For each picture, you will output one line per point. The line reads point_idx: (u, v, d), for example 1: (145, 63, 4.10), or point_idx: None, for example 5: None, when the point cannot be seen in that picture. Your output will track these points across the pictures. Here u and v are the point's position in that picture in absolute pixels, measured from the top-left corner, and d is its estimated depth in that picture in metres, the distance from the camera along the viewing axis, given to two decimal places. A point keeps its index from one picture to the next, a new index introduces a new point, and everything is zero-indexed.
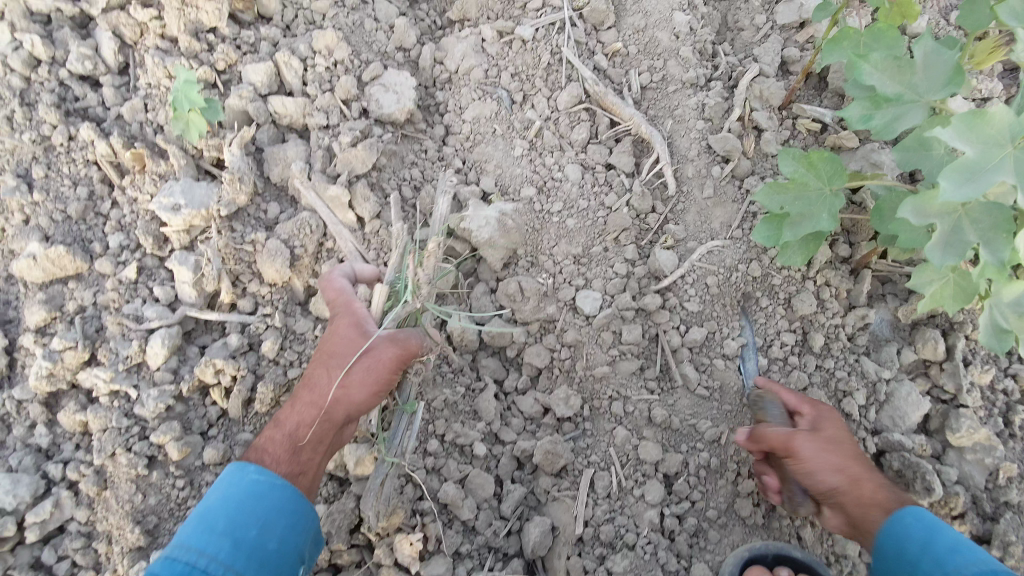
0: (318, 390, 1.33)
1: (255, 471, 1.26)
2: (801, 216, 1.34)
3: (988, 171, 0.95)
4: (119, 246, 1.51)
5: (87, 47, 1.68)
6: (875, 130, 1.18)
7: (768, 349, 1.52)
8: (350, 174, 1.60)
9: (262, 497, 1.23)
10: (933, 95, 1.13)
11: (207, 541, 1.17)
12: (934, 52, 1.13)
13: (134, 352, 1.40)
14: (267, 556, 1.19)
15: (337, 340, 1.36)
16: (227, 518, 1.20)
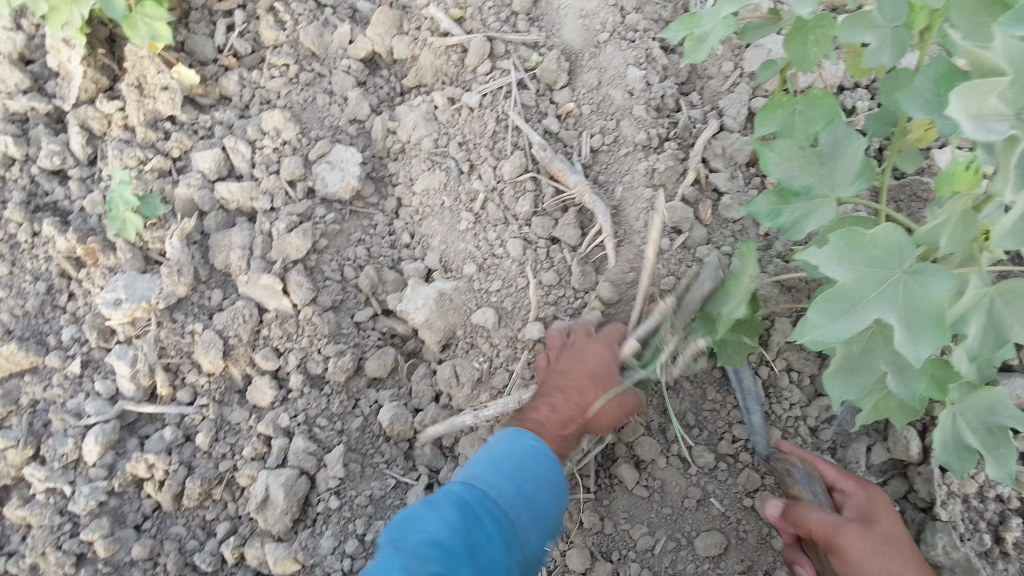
0: (583, 400, 1.28)
1: (533, 438, 1.23)
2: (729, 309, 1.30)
3: (868, 302, 0.81)
4: (70, 339, 1.58)
5: (56, 142, 1.77)
6: (784, 226, 1.05)
7: (716, 445, 1.40)
8: (285, 260, 1.60)
9: (539, 462, 1.20)
10: (843, 191, 1.00)
11: (494, 480, 1.17)
12: (846, 139, 0.99)
13: (70, 449, 1.46)
14: (536, 514, 1.17)
15: (596, 358, 1.35)
16: (513, 466, 1.19)
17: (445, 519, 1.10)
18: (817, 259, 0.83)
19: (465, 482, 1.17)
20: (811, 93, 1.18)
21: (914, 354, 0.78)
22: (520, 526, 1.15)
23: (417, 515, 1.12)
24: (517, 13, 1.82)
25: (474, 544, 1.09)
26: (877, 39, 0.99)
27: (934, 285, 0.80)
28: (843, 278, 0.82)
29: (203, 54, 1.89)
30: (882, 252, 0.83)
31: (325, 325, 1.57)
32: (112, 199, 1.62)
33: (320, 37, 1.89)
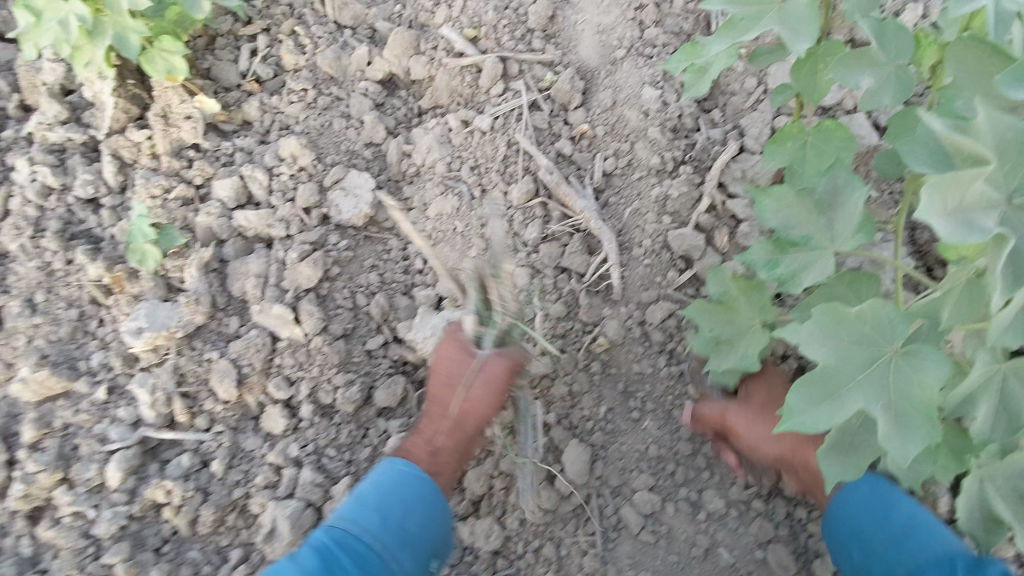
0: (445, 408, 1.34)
1: (404, 464, 1.30)
2: (730, 345, 1.19)
3: (853, 386, 0.88)
4: (99, 365, 1.64)
5: (90, 172, 1.83)
6: (781, 278, 1.00)
7: (728, 491, 1.38)
8: (298, 289, 1.62)
9: (409, 485, 1.28)
10: (841, 245, 0.95)
11: (360, 514, 1.24)
12: (846, 187, 0.95)
13: (94, 475, 1.53)
14: (412, 538, 1.23)
15: (448, 359, 1.37)
16: (378, 499, 1.26)
17: (303, 567, 1.16)
18: (799, 336, 0.88)
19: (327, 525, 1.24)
20: (824, 125, 1.13)
21: (902, 449, 0.85)
22: (389, 552, 1.22)
23: (279, 568, 1.18)
24: (533, 30, 1.77)
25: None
26: (877, 80, 1.04)
27: (924, 369, 0.86)
28: (825, 358, 0.88)
29: (226, 80, 1.90)
30: (871, 327, 0.90)
31: (335, 354, 1.59)
32: (132, 232, 1.69)
33: (338, 60, 1.88)
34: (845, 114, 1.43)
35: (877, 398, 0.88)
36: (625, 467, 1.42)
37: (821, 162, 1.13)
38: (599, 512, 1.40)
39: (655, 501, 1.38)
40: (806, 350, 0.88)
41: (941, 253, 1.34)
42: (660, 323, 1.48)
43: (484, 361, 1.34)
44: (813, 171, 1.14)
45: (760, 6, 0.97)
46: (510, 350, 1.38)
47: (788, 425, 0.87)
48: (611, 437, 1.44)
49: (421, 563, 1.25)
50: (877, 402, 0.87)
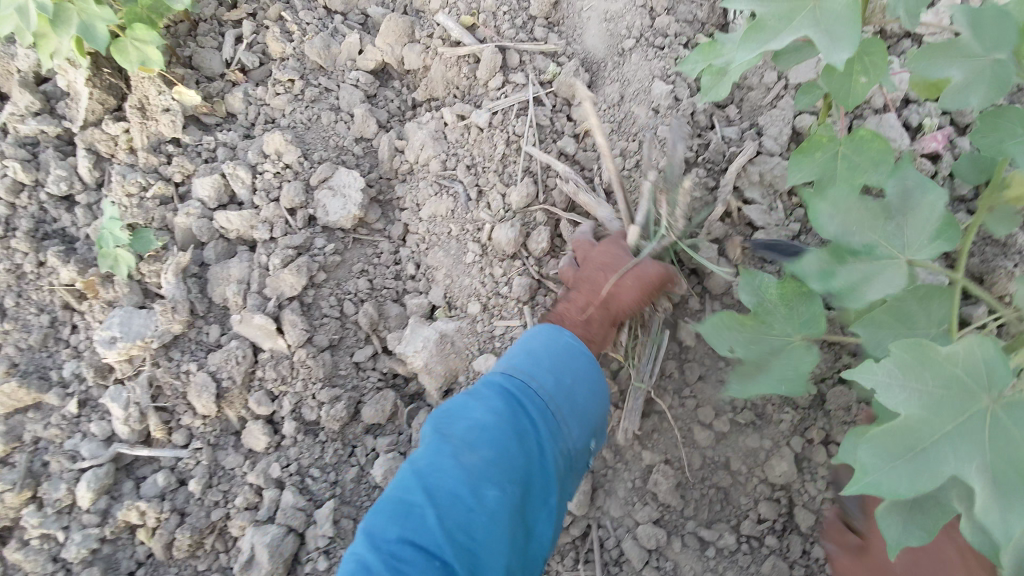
0: (595, 284, 1.29)
1: (569, 336, 1.24)
2: (756, 364, 1.01)
3: (939, 441, 0.70)
4: (71, 375, 1.55)
5: (64, 167, 1.70)
6: (838, 291, 0.87)
7: (739, 525, 1.26)
8: (280, 297, 1.52)
9: (574, 359, 1.21)
10: (916, 254, 0.86)
11: (536, 371, 1.18)
12: (916, 189, 0.87)
13: (64, 495, 1.45)
14: (576, 409, 1.17)
15: (605, 252, 1.34)
16: (552, 359, 1.20)
17: (492, 407, 1.12)
18: (875, 380, 0.72)
19: (507, 373, 1.18)
20: (859, 134, 1.02)
21: (1005, 530, 0.65)
22: (561, 416, 1.15)
23: (463, 404, 1.14)
24: (534, 17, 1.65)
25: (522, 431, 1.11)
26: (966, 74, 0.89)
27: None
28: (908, 409, 0.71)
29: (209, 69, 1.79)
30: (964, 368, 0.72)
31: (319, 367, 1.49)
32: (102, 236, 1.58)
33: (327, 48, 1.76)
34: (874, 113, 1.34)
35: (970, 459, 0.69)
36: (626, 498, 1.31)
37: (854, 175, 1.01)
38: (600, 543, 1.31)
39: (660, 537, 1.27)
40: (883, 397, 0.72)
41: (979, 268, 1.23)
42: (670, 337, 1.35)
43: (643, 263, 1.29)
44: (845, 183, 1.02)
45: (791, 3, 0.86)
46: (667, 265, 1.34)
47: (857, 487, 0.71)
48: (614, 463, 1.33)
49: (585, 437, 1.18)
50: (969, 464, 0.69)
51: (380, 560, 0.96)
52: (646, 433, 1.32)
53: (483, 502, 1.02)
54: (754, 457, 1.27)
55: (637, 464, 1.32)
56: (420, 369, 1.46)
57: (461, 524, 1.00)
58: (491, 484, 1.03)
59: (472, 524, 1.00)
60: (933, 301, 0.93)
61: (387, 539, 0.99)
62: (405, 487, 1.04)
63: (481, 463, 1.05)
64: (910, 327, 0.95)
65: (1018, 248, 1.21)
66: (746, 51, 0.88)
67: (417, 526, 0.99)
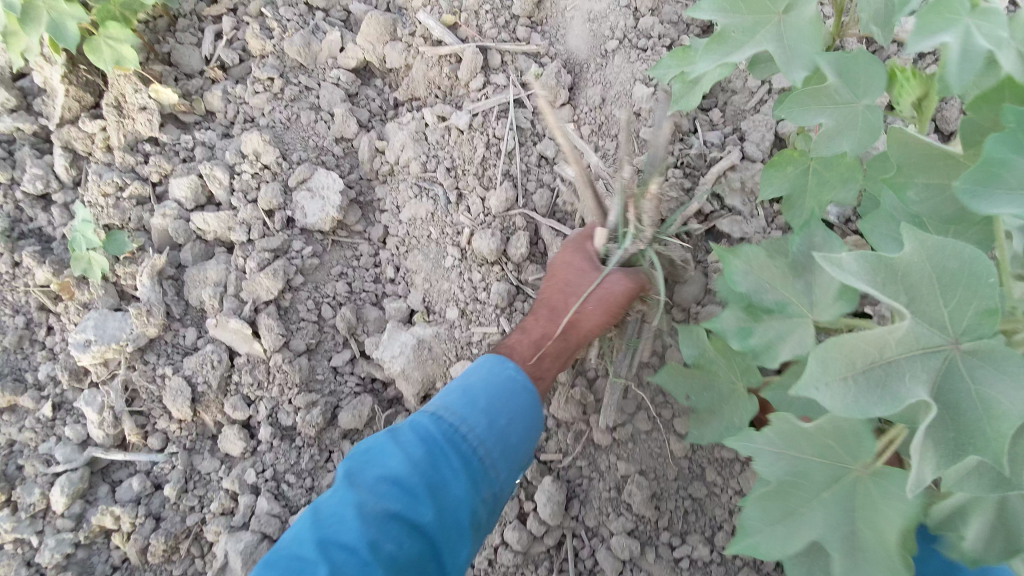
0: (554, 313, 1.29)
1: (513, 370, 1.21)
2: (711, 413, 1.08)
3: (814, 505, 0.76)
4: (46, 377, 1.54)
5: (39, 165, 1.67)
6: (755, 349, 0.85)
7: (712, 537, 1.27)
8: (256, 301, 1.50)
9: (516, 396, 1.19)
10: (823, 315, 0.80)
11: (468, 413, 1.14)
12: (824, 246, 0.84)
13: (38, 499, 1.43)
14: (505, 450, 1.14)
15: (569, 266, 1.32)
16: (488, 398, 1.16)
17: (409, 455, 1.07)
18: (753, 449, 0.79)
19: (434, 414, 1.13)
20: (827, 152, 1.07)
21: None
22: (489, 459, 1.12)
23: (382, 447, 1.10)
24: (517, 17, 1.62)
25: (437, 482, 1.06)
26: (834, 121, 0.91)
27: (891, 501, 0.72)
28: (779, 477, 0.77)
29: (188, 66, 1.76)
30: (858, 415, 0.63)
31: (296, 372, 1.47)
32: (74, 239, 1.55)
33: (308, 46, 1.71)
34: None
35: None
36: (601, 508, 1.32)
37: (822, 192, 1.09)
38: (575, 553, 1.32)
39: (634, 547, 1.27)
40: (759, 466, 0.78)
41: None
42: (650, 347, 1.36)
43: (608, 280, 1.27)
44: (815, 200, 1.11)
45: (755, 15, 0.87)
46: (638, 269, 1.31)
47: (740, 547, 0.77)
48: (591, 473, 1.34)
49: (514, 477, 1.16)
50: (834, 532, 0.75)
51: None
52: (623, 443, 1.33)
53: (380, 555, 0.98)
54: (728, 467, 1.28)
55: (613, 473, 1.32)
56: (398, 374, 1.45)
57: None
58: (391, 538, 1.00)
59: None
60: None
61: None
62: (301, 538, 1.01)
63: (383, 515, 1.01)
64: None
65: None
66: (706, 60, 0.90)
67: None
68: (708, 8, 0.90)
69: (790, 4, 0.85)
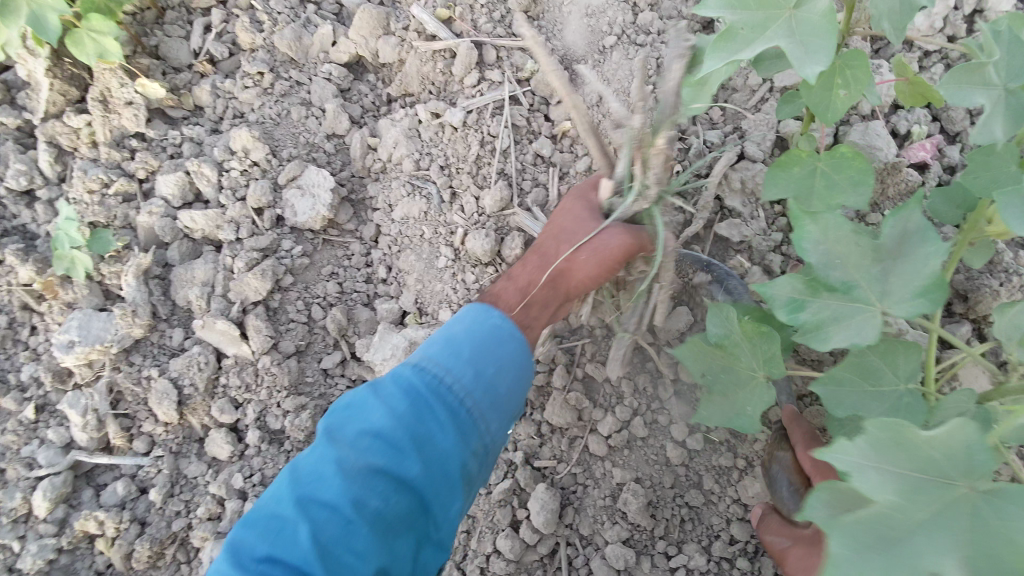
0: (547, 259, 1.23)
1: (498, 318, 1.14)
2: (724, 395, 1.05)
3: (915, 529, 0.62)
4: (29, 378, 1.50)
5: (23, 161, 1.63)
6: (805, 326, 0.88)
7: (709, 546, 1.26)
8: (244, 302, 1.47)
9: (505, 343, 1.12)
10: (895, 308, 0.83)
11: (453, 363, 1.07)
12: (916, 235, 0.81)
13: (19, 504, 1.40)
14: (497, 400, 1.09)
15: (569, 215, 1.26)
16: (473, 349, 1.10)
17: (392, 409, 1.01)
18: (849, 461, 0.65)
19: (417, 365, 1.07)
20: (838, 151, 1.01)
21: None
22: (478, 411, 1.06)
23: (362, 401, 1.03)
24: (513, 11, 1.58)
25: (422, 436, 1.00)
26: (989, 105, 0.88)
27: (1014, 523, 0.62)
28: (885, 494, 0.63)
29: (176, 59, 1.72)
30: (931, 450, 0.65)
31: (285, 375, 1.44)
32: (57, 237, 1.52)
33: (298, 40, 1.67)
34: (861, 121, 1.30)
35: (952, 551, 0.61)
36: (596, 516, 1.29)
37: (831, 195, 1.02)
38: (569, 562, 1.29)
39: (630, 557, 1.25)
40: (858, 482, 0.64)
41: (964, 285, 1.22)
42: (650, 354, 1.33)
43: (605, 230, 1.19)
44: (822, 203, 1.02)
45: (765, 10, 0.84)
46: (641, 228, 1.19)
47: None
48: (586, 480, 1.31)
49: (504, 430, 1.11)
50: (952, 559, 0.61)
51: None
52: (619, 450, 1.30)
53: (365, 513, 0.94)
54: (727, 475, 1.27)
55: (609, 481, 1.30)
56: None
57: (337, 539, 0.92)
58: (376, 495, 0.95)
59: (350, 536, 0.92)
60: (899, 357, 0.93)
61: (254, 556, 0.92)
62: (279, 496, 0.96)
63: (367, 471, 0.96)
64: (876, 383, 0.94)
65: (1004, 266, 1.19)
66: (716, 57, 0.84)
67: (287, 542, 0.92)
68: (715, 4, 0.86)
69: (802, 0, 0.83)
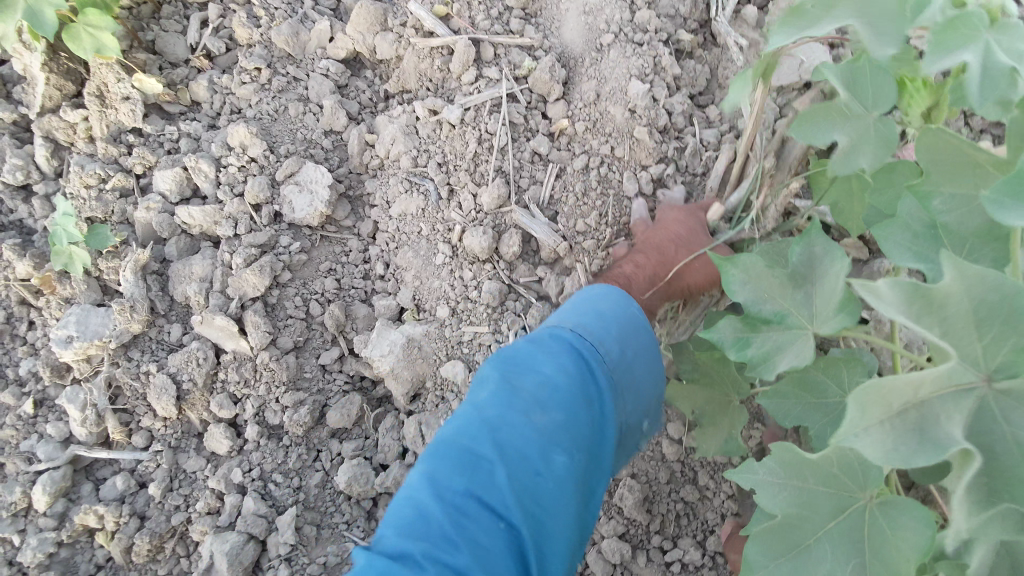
0: (670, 260, 1.30)
1: (637, 307, 1.13)
2: (713, 425, 1.07)
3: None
4: (28, 373, 1.51)
5: (20, 155, 1.63)
6: (753, 361, 0.85)
7: (703, 541, 1.28)
8: (242, 298, 1.48)
9: (637, 331, 1.11)
10: (823, 328, 0.78)
11: (602, 338, 1.06)
12: (824, 257, 0.81)
13: (19, 498, 1.41)
14: (625, 379, 1.07)
15: (679, 223, 1.33)
16: (620, 328, 1.09)
17: (563, 366, 1.01)
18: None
19: (576, 331, 1.06)
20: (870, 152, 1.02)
21: None
22: (620, 383, 1.06)
23: (527, 355, 1.03)
24: (511, 8, 1.58)
25: (590, 396, 1.01)
26: (850, 138, 0.84)
27: (901, 532, 0.69)
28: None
29: (173, 54, 1.72)
30: (826, 468, 0.73)
31: (283, 371, 1.45)
32: (56, 233, 1.52)
33: (296, 35, 1.67)
34: None
35: (845, 556, 0.73)
36: None
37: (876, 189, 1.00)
38: None
39: (625, 552, 1.27)
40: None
41: None
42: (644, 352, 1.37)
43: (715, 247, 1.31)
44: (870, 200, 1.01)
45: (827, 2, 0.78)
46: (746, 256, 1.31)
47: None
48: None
49: (638, 416, 1.11)
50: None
51: (444, 511, 0.89)
52: None
53: (551, 468, 0.93)
54: (721, 470, 1.29)
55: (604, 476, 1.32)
56: (388, 373, 1.43)
57: (529, 489, 0.92)
58: (560, 449, 0.94)
59: (538, 489, 0.92)
60: (841, 369, 0.92)
61: (453, 489, 0.90)
62: (473, 434, 0.94)
63: (551, 425, 0.95)
64: (820, 396, 0.94)
65: None
66: (783, 34, 0.81)
67: (484, 479, 0.91)
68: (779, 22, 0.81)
69: None
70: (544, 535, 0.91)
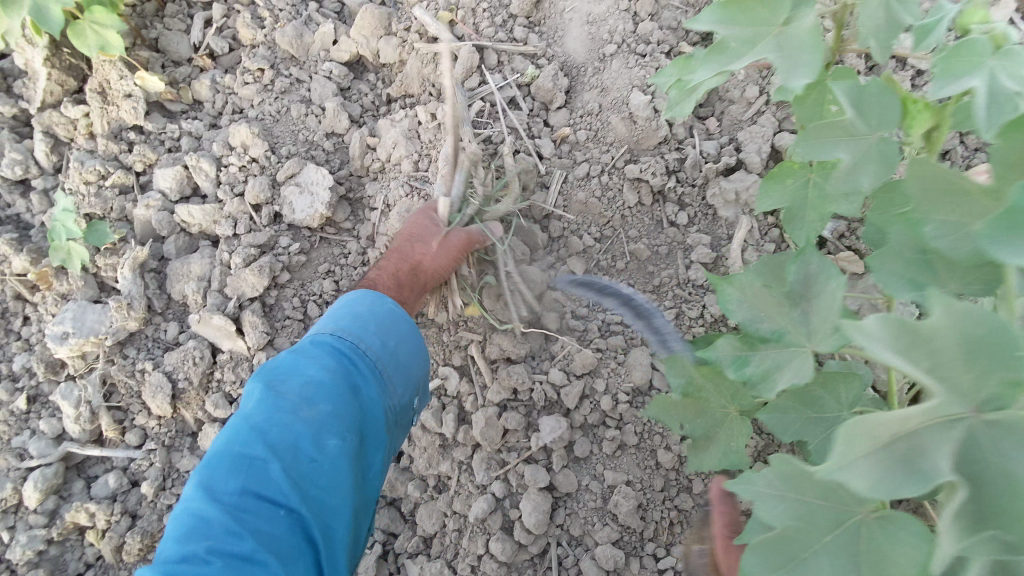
0: (407, 254, 1.39)
1: (392, 302, 1.29)
2: (705, 440, 0.96)
3: (815, 552, 0.61)
4: (21, 368, 1.51)
5: (20, 150, 1.63)
6: (750, 380, 0.80)
7: None
8: (240, 298, 1.48)
9: (399, 322, 1.28)
10: (819, 345, 0.74)
11: (363, 334, 1.23)
12: (820, 275, 0.75)
13: (10, 494, 1.41)
14: (396, 368, 1.24)
15: (415, 223, 1.43)
16: (378, 323, 1.25)
17: (326, 367, 1.15)
18: (753, 492, 0.65)
19: (334, 335, 1.21)
20: (829, 161, 0.98)
21: None
22: (388, 373, 1.22)
23: (290, 364, 1.15)
24: (515, 16, 1.59)
25: (354, 386, 1.16)
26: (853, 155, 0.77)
27: (901, 543, 0.58)
28: (784, 522, 0.61)
29: (176, 53, 1.71)
30: (826, 485, 0.62)
31: None
32: (54, 228, 1.52)
33: (300, 37, 1.66)
34: None
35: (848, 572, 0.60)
36: (588, 519, 1.33)
37: (822, 205, 0.99)
38: (559, 562, 1.33)
39: (619, 559, 1.28)
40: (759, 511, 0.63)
41: None
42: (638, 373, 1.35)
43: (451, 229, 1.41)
44: (815, 213, 1.00)
45: (757, 26, 0.73)
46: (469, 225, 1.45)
47: None
48: (577, 481, 1.34)
49: (406, 386, 1.27)
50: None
51: (224, 510, 0.98)
52: (609, 452, 1.34)
53: (324, 451, 1.06)
54: None
55: (600, 483, 1.33)
56: None
57: (305, 474, 1.04)
58: (330, 434, 1.07)
59: (316, 472, 1.04)
60: (839, 384, 0.83)
61: (228, 490, 1.00)
62: (243, 440, 1.04)
63: (317, 416, 1.09)
64: (819, 410, 0.85)
65: None
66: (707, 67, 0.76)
67: (259, 476, 1.01)
68: (708, 16, 0.76)
69: (793, 14, 0.71)
70: (329, 511, 1.04)
